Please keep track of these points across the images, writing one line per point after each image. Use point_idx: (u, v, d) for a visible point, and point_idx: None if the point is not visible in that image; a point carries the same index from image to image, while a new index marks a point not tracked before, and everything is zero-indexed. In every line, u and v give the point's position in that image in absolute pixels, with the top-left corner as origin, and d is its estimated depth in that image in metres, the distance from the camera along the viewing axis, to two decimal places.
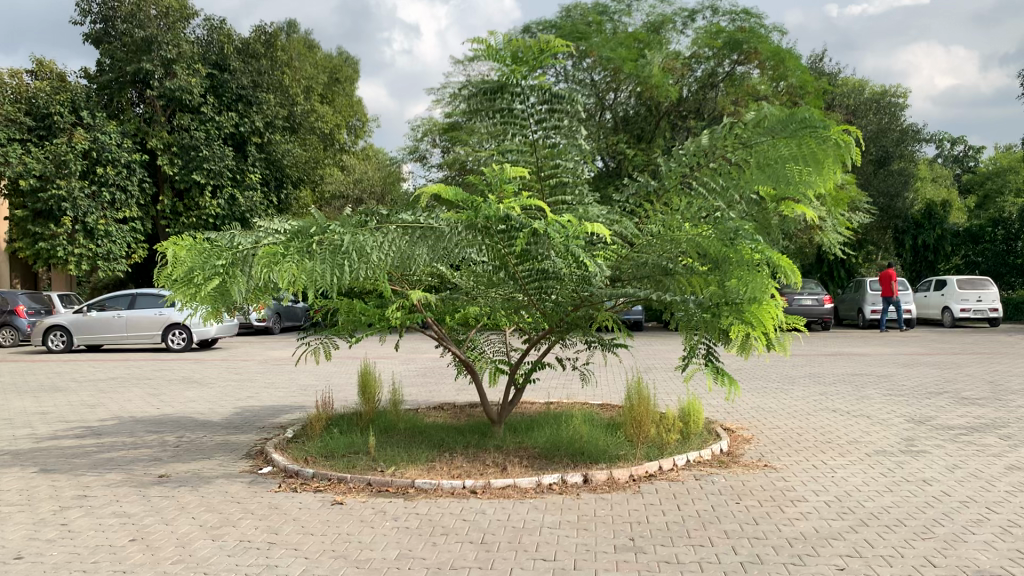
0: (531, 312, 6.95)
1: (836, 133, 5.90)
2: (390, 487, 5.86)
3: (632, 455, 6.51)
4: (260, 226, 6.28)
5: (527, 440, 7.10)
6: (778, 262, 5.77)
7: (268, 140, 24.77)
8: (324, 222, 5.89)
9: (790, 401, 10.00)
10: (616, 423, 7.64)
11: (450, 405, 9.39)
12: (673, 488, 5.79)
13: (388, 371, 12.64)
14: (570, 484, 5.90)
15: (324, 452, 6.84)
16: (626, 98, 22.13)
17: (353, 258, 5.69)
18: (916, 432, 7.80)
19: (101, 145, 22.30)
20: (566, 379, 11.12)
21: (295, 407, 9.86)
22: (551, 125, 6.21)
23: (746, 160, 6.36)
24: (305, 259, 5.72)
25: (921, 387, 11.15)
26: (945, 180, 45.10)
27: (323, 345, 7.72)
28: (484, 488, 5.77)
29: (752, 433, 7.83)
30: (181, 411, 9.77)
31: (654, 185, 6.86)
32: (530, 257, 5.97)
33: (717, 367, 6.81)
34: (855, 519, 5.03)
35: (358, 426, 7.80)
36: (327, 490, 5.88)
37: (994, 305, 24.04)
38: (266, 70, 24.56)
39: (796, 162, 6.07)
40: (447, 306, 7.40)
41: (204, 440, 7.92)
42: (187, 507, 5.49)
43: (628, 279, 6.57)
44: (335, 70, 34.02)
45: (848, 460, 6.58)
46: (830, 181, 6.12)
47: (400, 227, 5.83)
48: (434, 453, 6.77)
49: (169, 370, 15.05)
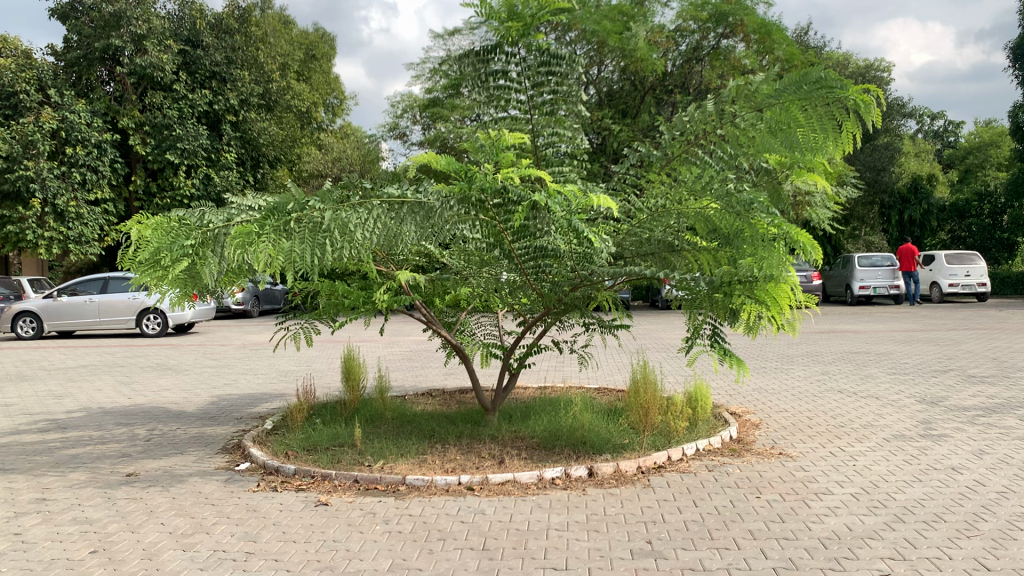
0: (527, 293, 6.44)
1: (855, 93, 5.27)
2: (380, 485, 5.39)
3: (637, 444, 6.06)
4: (233, 203, 5.83)
5: (525, 429, 6.66)
6: (797, 238, 5.28)
7: (243, 118, 24.07)
8: (303, 198, 5.37)
9: (792, 381, 9.63)
10: (618, 409, 7.20)
11: (440, 390, 8.97)
12: (686, 481, 5.35)
13: (372, 356, 12.21)
14: (575, 479, 5.44)
15: (306, 446, 6.36)
16: (611, 72, 21.59)
17: (335, 237, 5.20)
18: (931, 413, 7.43)
19: (70, 125, 21.54)
20: (559, 363, 10.75)
21: (275, 395, 9.36)
22: (547, 90, 5.68)
23: (757, 124, 5.82)
24: (281, 238, 5.21)
25: (924, 364, 10.82)
26: (927, 154, 45.10)
27: (304, 330, 7.22)
28: (482, 484, 5.31)
29: (759, 417, 7.42)
30: (154, 401, 9.26)
31: (656, 156, 6.35)
32: (528, 233, 5.51)
33: (724, 349, 6.34)
34: (889, 515, 4.61)
35: (342, 415, 7.32)
36: (310, 488, 5.40)
37: (982, 280, 23.89)
38: (239, 46, 23.85)
39: (805, 127, 5.56)
40: (437, 287, 6.97)
41: (178, 432, 7.42)
42: (155, 511, 5.00)
43: (631, 255, 6.04)
44: (311, 46, 33.14)
45: (867, 447, 6.19)
46: (848, 148, 5.56)
47: (385, 203, 5.32)
48: (425, 446, 6.29)
49: (143, 355, 14.50)
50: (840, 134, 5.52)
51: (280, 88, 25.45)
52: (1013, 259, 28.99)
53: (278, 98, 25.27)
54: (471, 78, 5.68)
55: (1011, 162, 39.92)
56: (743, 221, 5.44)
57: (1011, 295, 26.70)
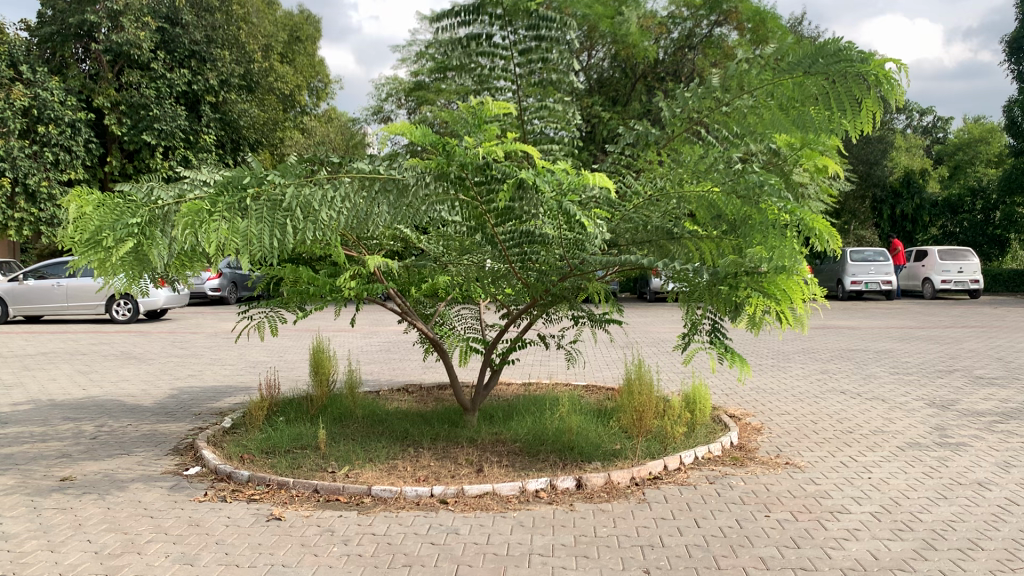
0: (512, 282, 5.85)
1: (877, 68, 4.69)
2: (342, 496, 4.81)
3: (630, 452, 5.50)
4: (186, 177, 5.21)
5: (506, 431, 6.09)
6: (812, 224, 4.71)
7: (223, 99, 23.20)
8: (261, 172, 4.71)
9: (792, 380, 9.10)
10: (607, 410, 6.66)
11: (417, 385, 8.40)
12: (686, 495, 4.81)
13: (346, 347, 11.63)
14: (561, 491, 4.87)
15: (264, 448, 5.78)
16: (601, 59, 20.71)
17: (298, 216, 4.58)
18: (944, 418, 6.91)
19: (42, 102, 20.72)
20: (545, 358, 10.23)
21: (239, 389, 8.73)
22: (536, 56, 4.99)
23: (766, 101, 5.21)
24: (236, 217, 4.54)
25: (927, 363, 10.33)
26: (918, 150, 44.62)
27: (269, 318, 6.61)
28: (457, 496, 4.74)
29: (759, 420, 6.90)
30: (109, 393, 8.63)
31: (655, 134, 5.68)
32: (513, 215, 4.90)
33: (724, 345, 5.77)
34: (918, 540, 4.06)
35: (308, 413, 6.74)
36: (264, 499, 4.81)
37: (975, 276, 23.42)
38: (220, 25, 22.89)
39: (823, 103, 4.96)
40: (412, 275, 6.40)
41: (128, 430, 6.79)
42: (83, 525, 4.38)
43: (626, 243, 5.43)
44: (295, 28, 32.18)
45: (880, 456, 5.66)
46: (868, 128, 4.94)
47: (355, 179, 4.71)
48: (396, 449, 5.75)
49: (109, 343, 13.81)
50: (860, 114, 4.90)
51: (261, 69, 24.34)
52: (1003, 256, 28.54)
53: (259, 79, 24.23)
54: (456, 55, 5.03)
55: (1001, 158, 39.56)
56: (750, 206, 4.83)
57: (1002, 292, 26.35)
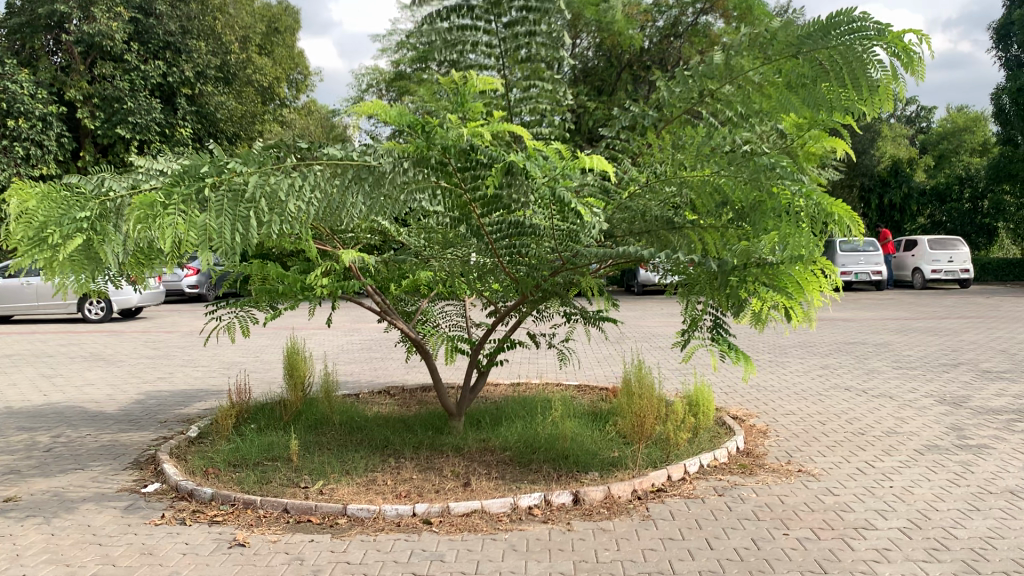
0: (499, 279, 5.33)
1: (897, 40, 3.95)
2: (314, 516, 4.34)
3: (631, 460, 5.06)
4: (140, 167, 4.73)
5: (495, 438, 5.64)
6: (831, 210, 4.02)
7: (199, 91, 22.42)
8: (222, 159, 4.20)
9: (793, 377, 8.67)
10: (603, 414, 6.21)
11: (399, 388, 7.93)
12: (694, 510, 4.37)
13: (324, 347, 11.13)
14: (556, 507, 4.41)
15: (231, 461, 5.32)
16: (585, 48, 18.69)
17: (262, 209, 4.06)
18: (960, 417, 6.51)
19: (11, 96, 20.03)
20: (534, 358, 9.79)
21: (210, 394, 8.24)
22: (524, 29, 4.53)
23: (772, 78, 4.46)
24: (194, 210, 4.02)
25: (930, 357, 9.96)
26: (904, 138, 44.27)
27: (238, 319, 6.13)
28: (442, 517, 4.27)
29: (764, 421, 6.49)
30: (71, 399, 8.10)
31: (651, 116, 5.04)
32: (500, 204, 4.39)
33: (727, 342, 5.31)
34: (958, 562, 3.63)
35: (281, 420, 6.27)
36: (229, 521, 4.34)
37: (965, 265, 23.22)
38: (195, 15, 22.19)
39: (834, 81, 4.22)
40: (392, 271, 5.89)
41: (87, 440, 6.29)
42: (20, 556, 3.89)
43: (624, 235, 4.83)
44: (274, 19, 31.46)
45: (899, 461, 5.25)
46: (887, 106, 4.21)
47: (327, 166, 4.22)
48: (376, 460, 5.28)
49: (78, 344, 13.21)
50: (879, 93, 4.16)
51: (239, 60, 23.68)
52: (992, 245, 28.27)
53: (236, 70, 23.56)
54: (440, 48, 4.61)
55: (986, 147, 39.26)
56: (760, 190, 4.26)
57: (991, 281, 26.12)
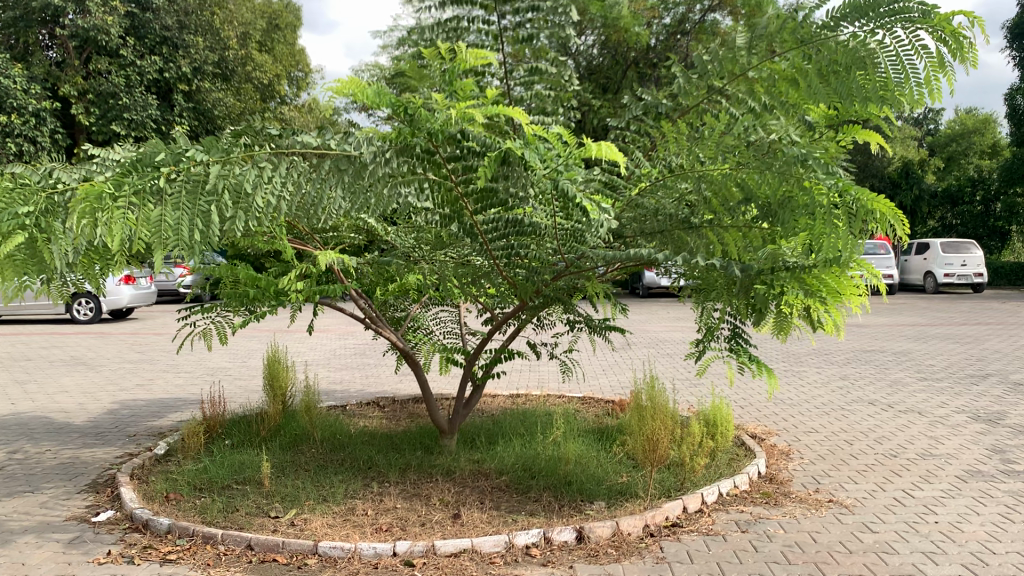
0: (493, 284, 4.74)
1: (945, 23, 3.31)
2: (280, 556, 3.80)
3: (641, 488, 4.51)
4: (93, 158, 4.15)
5: (489, 460, 5.08)
6: (870, 207, 3.40)
7: (196, 88, 21.81)
8: (179, 146, 3.58)
9: (812, 389, 8.11)
10: (609, 432, 5.64)
11: (388, 399, 7.38)
12: (714, 551, 3.81)
13: (314, 354, 10.60)
14: (557, 546, 3.87)
15: (196, 484, 4.78)
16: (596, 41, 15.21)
17: (225, 203, 3.43)
18: (999, 437, 5.96)
19: (3, 91, 19.40)
20: (534, 368, 9.24)
21: (187, 403, 7.68)
22: (526, 4, 3.92)
23: (801, 64, 3.78)
24: (148, 203, 3.40)
25: (954, 367, 9.40)
26: (911, 139, 43.68)
27: (217, 325, 5.59)
28: (426, 560, 3.72)
29: (786, 441, 5.93)
30: (38, 409, 7.54)
31: (666, 104, 4.40)
32: (494, 199, 3.74)
33: (747, 354, 4.74)
34: None
35: (258, 436, 5.74)
36: (184, 561, 3.79)
37: (979, 269, 22.61)
38: (193, 9, 21.63)
39: (871, 69, 3.55)
40: (378, 275, 5.35)
41: (44, 457, 5.74)
42: None
43: (634, 235, 4.15)
44: (274, 15, 30.96)
45: (941, 491, 4.68)
46: (932, 98, 3.56)
47: (298, 154, 3.58)
48: (359, 485, 4.75)
49: (61, 347, 12.63)
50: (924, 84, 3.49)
51: (238, 57, 22.98)
52: (1004, 248, 27.65)
53: (234, 67, 22.81)
54: (431, 28, 3.99)
55: (997, 149, 38.54)
56: (790, 184, 3.64)
57: (1005, 285, 25.51)
